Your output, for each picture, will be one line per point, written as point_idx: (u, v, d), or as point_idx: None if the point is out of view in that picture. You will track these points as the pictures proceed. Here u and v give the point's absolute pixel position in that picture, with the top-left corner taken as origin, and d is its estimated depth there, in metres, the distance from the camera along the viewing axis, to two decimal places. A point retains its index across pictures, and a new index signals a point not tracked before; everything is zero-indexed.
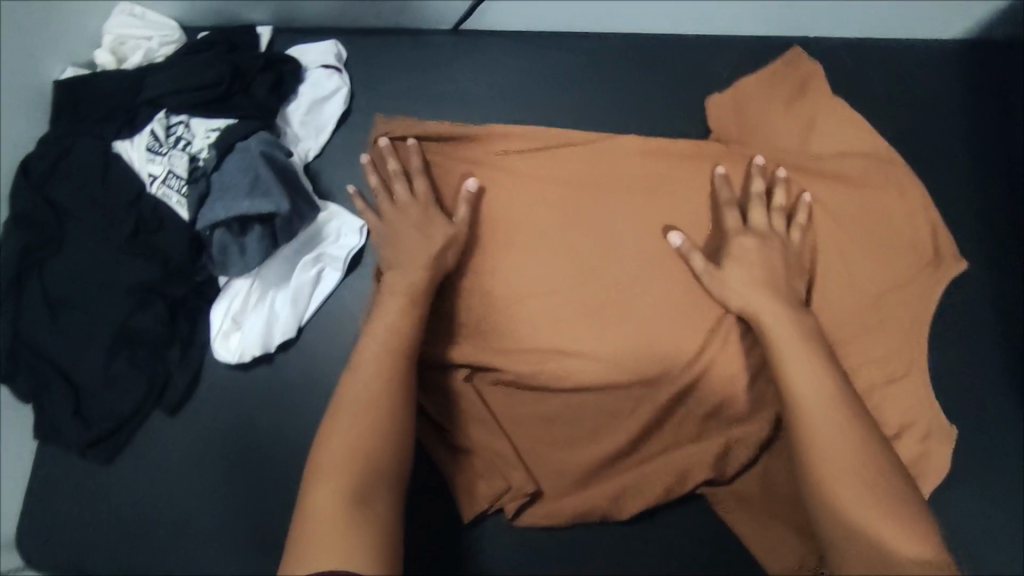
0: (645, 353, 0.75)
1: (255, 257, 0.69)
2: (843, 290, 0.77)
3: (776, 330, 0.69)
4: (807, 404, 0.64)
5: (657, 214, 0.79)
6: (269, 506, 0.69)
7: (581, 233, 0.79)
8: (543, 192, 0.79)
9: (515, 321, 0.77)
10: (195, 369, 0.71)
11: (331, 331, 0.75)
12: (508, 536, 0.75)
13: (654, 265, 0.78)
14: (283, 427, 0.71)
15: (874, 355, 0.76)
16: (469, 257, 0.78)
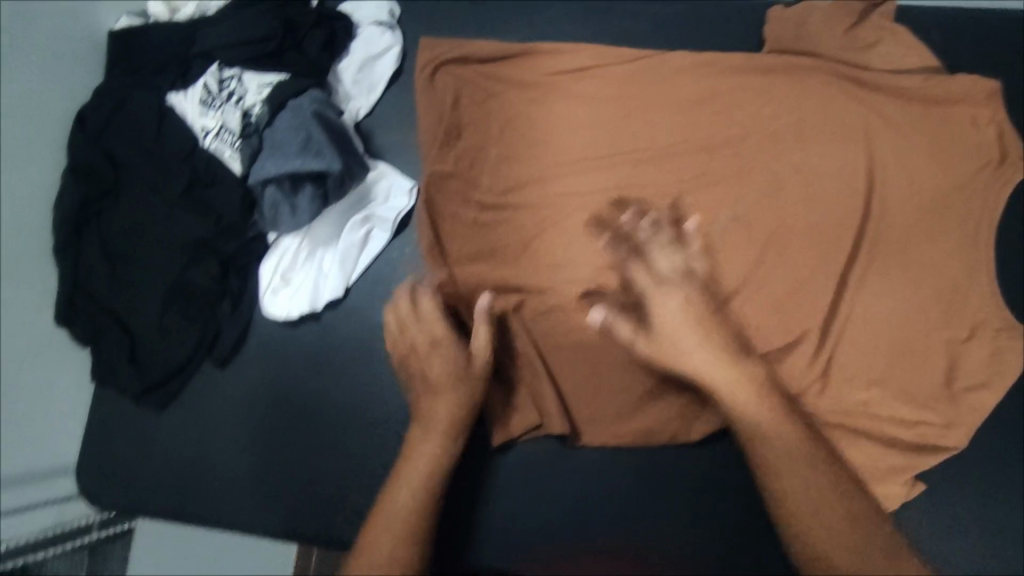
0: (695, 272, 0.72)
1: (306, 215, 0.72)
2: (899, 192, 0.72)
3: (728, 383, 0.61)
4: (774, 443, 0.57)
5: (700, 129, 0.76)
6: (310, 451, 0.76)
7: (628, 147, 0.77)
8: (589, 108, 0.78)
9: (550, 244, 0.76)
10: (246, 322, 0.77)
11: (378, 288, 0.78)
12: (547, 461, 0.73)
13: (704, 180, 0.75)
14: (326, 384, 0.77)
15: (932, 262, 0.70)
16: (521, 175, 0.78)
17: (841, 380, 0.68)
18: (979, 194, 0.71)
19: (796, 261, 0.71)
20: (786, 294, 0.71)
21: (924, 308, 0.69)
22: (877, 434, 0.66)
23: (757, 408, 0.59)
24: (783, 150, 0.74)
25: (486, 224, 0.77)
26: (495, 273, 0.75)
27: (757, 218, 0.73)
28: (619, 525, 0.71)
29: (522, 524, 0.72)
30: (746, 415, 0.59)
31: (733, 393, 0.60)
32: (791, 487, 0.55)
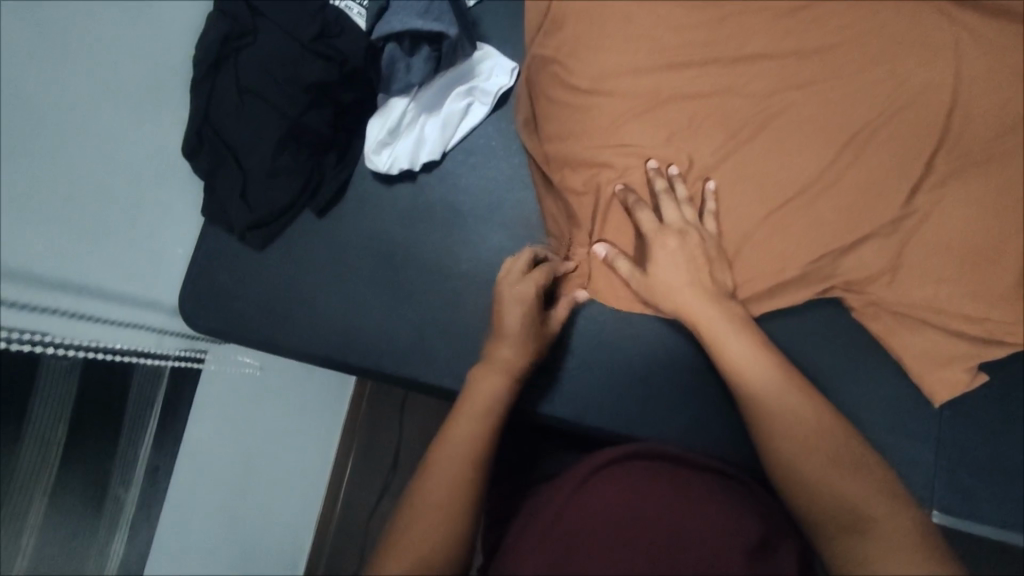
0: (776, 171, 0.75)
1: (418, 74, 0.79)
2: (989, 106, 0.73)
3: (722, 336, 0.69)
4: (762, 395, 0.65)
5: (795, 32, 0.76)
6: (396, 300, 0.83)
7: (716, 51, 0.78)
8: (677, 12, 0.78)
9: (635, 130, 0.77)
10: (348, 176, 0.85)
11: (471, 157, 0.86)
12: (624, 330, 0.82)
13: (794, 82, 0.76)
14: (418, 239, 0.84)
15: (1014, 172, 0.72)
16: (606, 69, 0.78)
17: (906, 274, 0.72)
18: None
19: (880, 163, 0.73)
20: (863, 194, 0.73)
21: (1001, 214, 0.71)
22: (943, 327, 0.72)
23: (750, 357, 0.68)
24: (883, 52, 0.74)
25: (579, 106, 0.79)
26: (583, 151, 0.78)
27: (843, 119, 0.74)
28: (668, 394, 0.81)
29: (604, 393, 0.81)
30: (737, 374, 0.67)
31: (723, 345, 0.69)
32: (771, 431, 0.63)
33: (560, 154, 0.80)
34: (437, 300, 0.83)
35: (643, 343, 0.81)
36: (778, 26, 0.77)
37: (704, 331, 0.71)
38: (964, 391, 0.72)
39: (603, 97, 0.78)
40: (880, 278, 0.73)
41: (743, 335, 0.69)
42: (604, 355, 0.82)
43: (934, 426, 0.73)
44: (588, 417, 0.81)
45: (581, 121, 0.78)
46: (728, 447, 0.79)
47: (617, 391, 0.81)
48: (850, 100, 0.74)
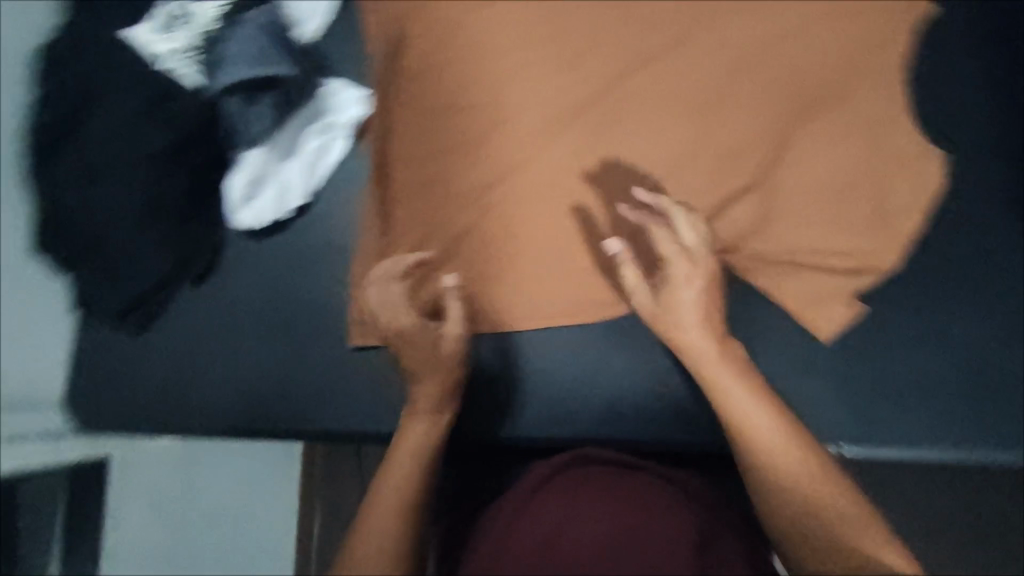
0: (634, 154, 0.76)
1: (267, 122, 0.78)
2: (820, 48, 0.75)
3: (721, 377, 0.62)
4: (764, 440, 0.58)
5: (627, 15, 0.78)
6: (291, 356, 0.80)
7: (555, 47, 0.78)
8: (512, 17, 0.79)
9: (492, 139, 0.78)
10: (219, 238, 0.82)
11: (341, 195, 0.84)
12: (570, 358, 0.77)
13: (635, 62, 0.77)
14: (302, 290, 0.82)
15: (856, 108, 0.74)
16: (452, 89, 0.79)
17: (777, 225, 0.74)
18: (892, 41, 0.75)
19: (727, 125, 0.75)
20: (718, 158, 0.75)
21: (849, 151, 0.74)
22: (821, 266, 0.73)
23: (755, 404, 0.60)
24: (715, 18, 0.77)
25: (436, 129, 0.80)
26: (445, 174, 0.79)
27: (687, 90, 0.76)
28: (613, 385, 0.76)
29: (555, 418, 0.76)
30: (739, 417, 0.59)
31: (725, 391, 0.61)
32: (769, 470, 0.57)
33: (427, 178, 0.80)
34: (335, 346, 0.80)
35: (574, 340, 0.77)
36: (610, 12, 0.78)
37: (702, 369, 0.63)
38: (854, 324, 0.73)
39: (458, 115, 0.79)
40: (755, 232, 0.74)
41: (744, 380, 0.62)
42: (539, 361, 0.77)
43: (837, 365, 0.73)
44: (544, 429, 0.76)
45: (440, 143, 0.80)
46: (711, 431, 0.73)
47: (558, 394, 0.76)
48: (694, 68, 0.76)
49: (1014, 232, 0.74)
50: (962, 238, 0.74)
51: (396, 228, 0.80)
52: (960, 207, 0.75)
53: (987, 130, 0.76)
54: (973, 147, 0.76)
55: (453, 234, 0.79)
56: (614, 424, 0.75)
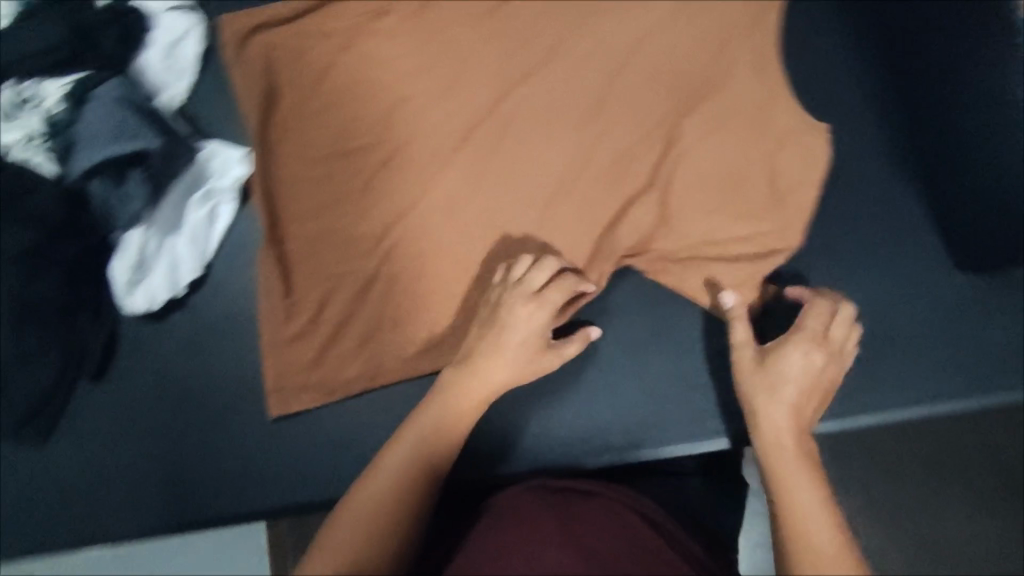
0: (526, 175, 0.76)
1: (139, 201, 0.72)
2: (686, 46, 0.77)
3: (786, 460, 0.55)
4: (811, 525, 0.50)
5: (496, 42, 0.79)
6: (208, 437, 0.76)
7: (431, 82, 0.78)
8: (384, 61, 0.79)
9: (384, 182, 0.77)
10: (112, 329, 0.78)
11: (236, 260, 0.79)
12: (601, 395, 0.73)
13: (512, 85, 0.78)
14: (209, 366, 0.77)
15: (731, 96, 0.75)
16: (337, 140, 0.78)
17: (676, 223, 0.74)
18: (755, 27, 0.77)
19: (611, 135, 0.76)
20: (607, 166, 0.75)
21: (733, 139, 0.75)
22: (726, 255, 0.73)
23: (812, 491, 0.52)
24: (577, 31, 0.78)
25: (325, 178, 0.78)
26: (341, 224, 0.77)
27: (566, 106, 0.77)
28: (619, 401, 0.73)
29: (569, 442, 0.72)
30: (788, 501, 0.52)
31: (783, 471, 0.54)
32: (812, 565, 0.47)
33: (322, 230, 0.77)
34: (253, 420, 0.76)
35: (609, 345, 0.74)
36: (479, 39, 0.79)
37: (767, 449, 0.56)
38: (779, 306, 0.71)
39: (346, 163, 0.78)
40: (658, 232, 0.74)
41: (808, 464, 0.54)
42: (540, 390, 0.73)
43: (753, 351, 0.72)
44: (546, 460, 0.72)
45: (331, 193, 0.78)
46: (688, 437, 0.71)
47: (561, 422, 0.73)
48: (567, 83, 0.77)
49: (899, 193, 0.74)
50: (864, 204, 0.74)
51: (298, 287, 0.77)
52: (857, 174, 0.75)
53: (857, 97, 0.76)
54: (848, 115, 0.76)
55: (358, 284, 0.76)
56: (619, 448, 0.72)
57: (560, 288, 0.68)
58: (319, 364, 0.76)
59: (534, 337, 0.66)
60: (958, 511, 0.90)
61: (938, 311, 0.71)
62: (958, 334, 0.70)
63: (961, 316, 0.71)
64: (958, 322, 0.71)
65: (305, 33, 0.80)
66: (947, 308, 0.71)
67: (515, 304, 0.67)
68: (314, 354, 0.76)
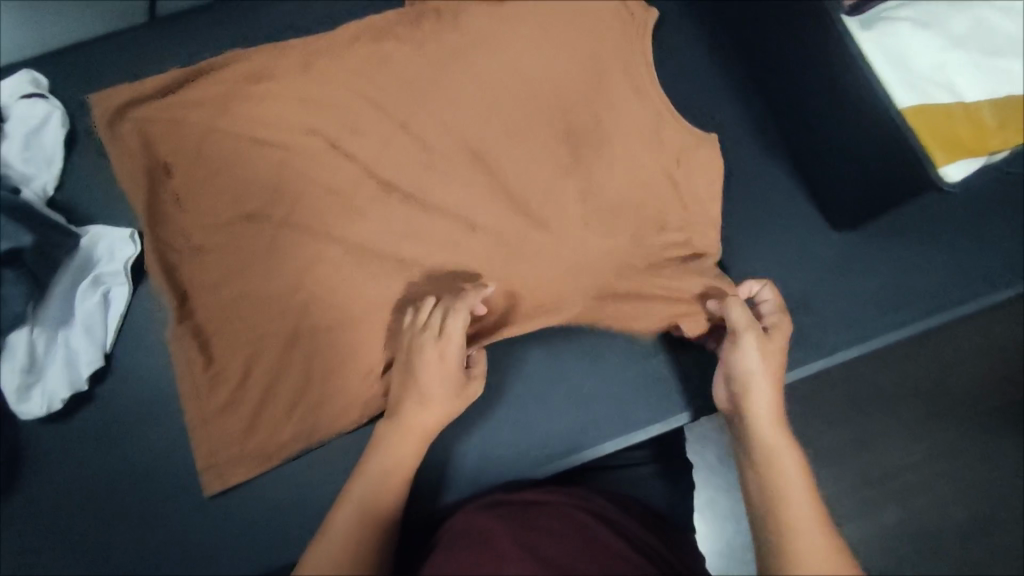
0: (428, 212, 0.78)
1: (19, 301, 0.66)
2: (558, 67, 0.80)
3: (775, 443, 0.57)
4: (799, 508, 0.52)
5: (377, 88, 0.80)
6: (141, 531, 0.72)
7: (317, 138, 0.78)
8: (265, 123, 0.78)
9: (285, 240, 0.76)
10: (14, 440, 0.73)
11: (140, 342, 0.76)
12: (538, 395, 0.76)
13: (399, 129, 0.79)
14: (131, 458, 0.74)
15: (605, 108, 0.80)
16: (229, 206, 0.77)
17: (575, 235, 0.78)
18: (618, 40, 0.81)
19: (502, 163, 0.79)
20: (502, 192, 0.79)
21: (615, 146, 0.79)
22: (625, 257, 0.78)
23: (798, 473, 0.55)
24: (449, 64, 0.80)
25: (223, 246, 0.76)
26: (247, 289, 0.75)
27: (454, 141, 0.79)
28: (551, 409, 0.75)
29: (510, 449, 0.74)
30: (778, 480, 0.54)
31: (772, 451, 0.57)
32: (794, 547, 0.49)
33: (228, 297, 0.75)
34: (187, 505, 0.73)
35: (534, 356, 0.76)
36: (357, 87, 0.80)
37: (757, 435, 0.58)
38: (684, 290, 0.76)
39: (242, 228, 0.77)
40: (560, 246, 0.78)
41: (794, 448, 0.57)
42: (474, 413, 0.74)
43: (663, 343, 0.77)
44: (491, 479, 0.73)
45: (231, 260, 0.76)
46: (621, 430, 0.74)
47: (499, 439, 0.74)
48: (450, 118, 0.80)
49: (774, 169, 0.79)
50: (745, 187, 0.79)
51: (212, 359, 0.74)
52: (733, 160, 0.80)
53: (718, 87, 0.82)
54: (713, 105, 0.81)
55: (276, 346, 0.75)
56: (558, 443, 0.74)
57: (461, 316, 0.69)
58: (250, 434, 0.73)
59: (451, 373, 0.67)
60: (888, 451, 0.97)
61: (830, 271, 0.76)
62: (848, 285, 0.75)
63: (851, 272, 0.75)
64: (847, 274, 0.75)
65: (179, 102, 0.78)
66: (835, 262, 0.76)
67: (425, 350, 0.67)
68: (243, 424, 0.74)
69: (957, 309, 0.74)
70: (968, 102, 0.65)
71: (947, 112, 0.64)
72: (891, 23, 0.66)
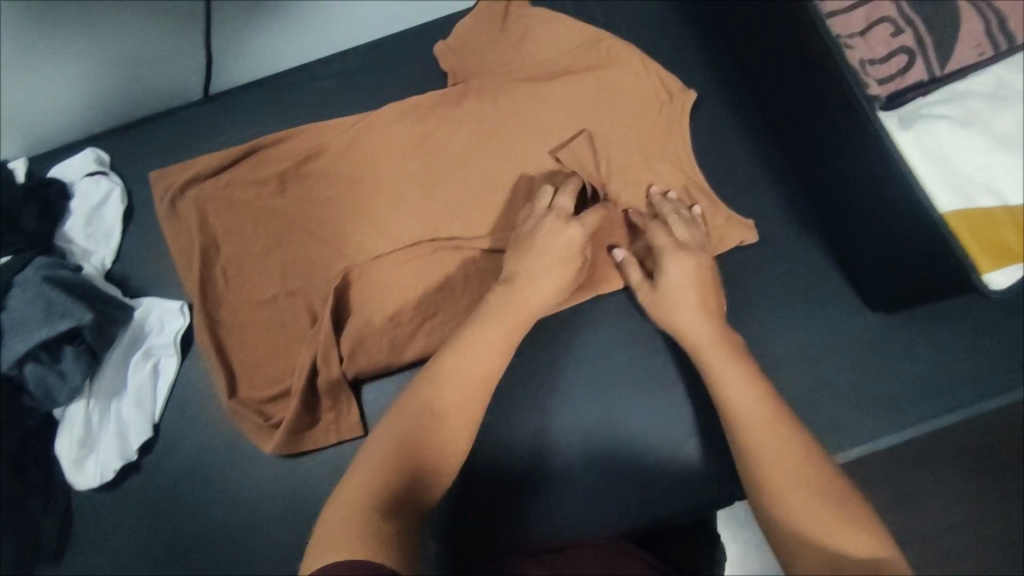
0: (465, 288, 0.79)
1: (77, 376, 0.71)
2: (599, 144, 0.82)
3: (727, 373, 0.64)
4: (766, 452, 0.57)
5: (417, 166, 0.82)
6: None
7: (359, 217, 0.81)
8: (313, 201, 0.82)
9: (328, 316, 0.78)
10: (65, 504, 0.77)
11: (185, 412, 0.79)
12: (553, 363, 0.78)
13: (438, 205, 0.82)
14: (171, 527, 0.76)
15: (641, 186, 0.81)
16: (274, 282, 0.80)
17: (612, 311, 0.79)
18: (654, 119, 0.83)
19: None
20: None
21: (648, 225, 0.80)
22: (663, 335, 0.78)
23: (753, 404, 0.60)
24: (486, 142, 0.83)
25: (269, 321, 0.79)
26: (290, 362, 0.78)
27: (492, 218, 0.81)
28: (574, 379, 0.77)
29: (535, 424, 0.76)
30: (744, 432, 0.59)
31: (722, 381, 0.63)
32: (778, 493, 0.54)
33: (272, 371, 0.78)
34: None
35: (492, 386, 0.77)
36: (397, 166, 0.83)
37: (715, 373, 0.64)
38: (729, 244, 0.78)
39: (287, 303, 0.80)
40: (600, 321, 0.79)
41: (749, 377, 0.63)
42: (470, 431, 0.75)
43: (634, 327, 0.78)
44: (504, 483, 0.74)
45: (276, 334, 0.79)
46: (612, 426, 0.75)
47: (493, 496, 0.73)
48: (485, 196, 0.82)
49: (811, 248, 0.78)
50: (781, 265, 0.78)
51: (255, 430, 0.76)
52: (772, 237, 0.79)
53: (752, 166, 0.82)
54: (749, 182, 0.82)
55: (318, 418, 0.76)
56: (584, 414, 0.76)
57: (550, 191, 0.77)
58: (289, 505, 0.76)
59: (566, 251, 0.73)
60: None
61: (866, 356, 0.75)
62: (885, 369, 0.74)
63: (887, 360, 0.74)
64: (884, 358, 0.74)
65: (233, 181, 0.82)
66: (872, 344, 0.75)
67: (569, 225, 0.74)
68: (284, 495, 0.76)
69: (994, 400, 0.73)
70: (1012, 205, 0.64)
71: (988, 215, 0.63)
72: (932, 120, 0.66)
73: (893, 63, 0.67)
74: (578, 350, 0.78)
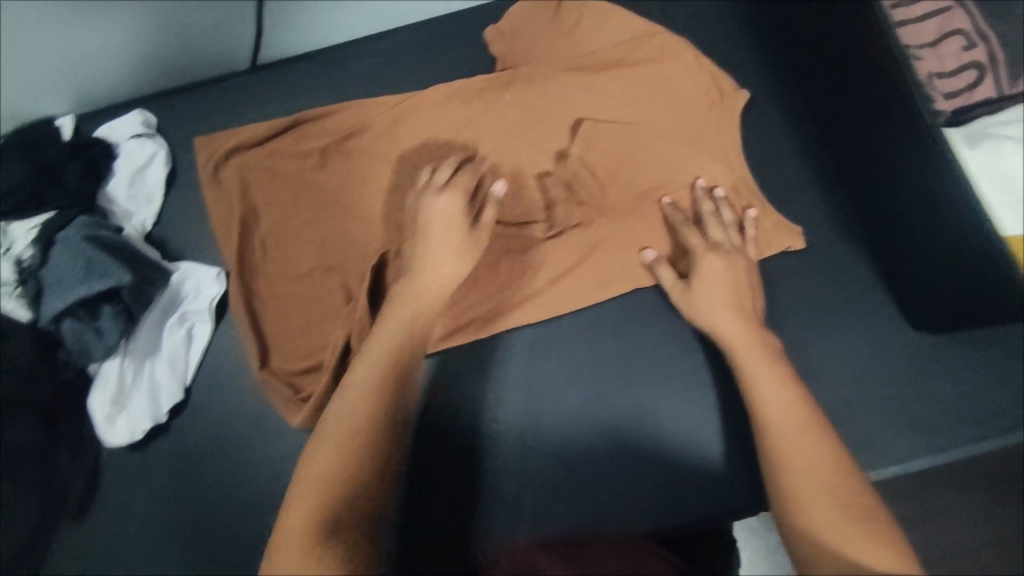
0: (505, 274, 0.79)
1: (113, 334, 0.72)
2: (646, 138, 0.80)
3: (765, 381, 0.63)
4: (797, 459, 0.56)
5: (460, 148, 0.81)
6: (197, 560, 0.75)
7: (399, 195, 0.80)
8: (352, 177, 0.81)
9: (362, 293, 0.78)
10: (93, 462, 0.78)
11: (216, 378, 0.79)
12: (587, 354, 0.77)
13: None
14: (195, 490, 0.77)
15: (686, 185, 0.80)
16: (311, 254, 0.80)
17: (647, 308, 0.78)
18: (704, 118, 0.82)
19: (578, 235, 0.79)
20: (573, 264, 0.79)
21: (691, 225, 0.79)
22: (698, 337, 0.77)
23: (790, 412, 0.60)
24: (533, 128, 0.81)
25: (305, 293, 0.79)
26: (323, 336, 0.78)
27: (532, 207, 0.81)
28: (583, 372, 0.77)
29: (562, 413, 0.75)
30: (774, 439, 0.59)
31: (757, 390, 0.63)
32: (804, 503, 0.53)
33: (307, 343, 0.78)
34: (241, 542, 0.75)
35: (523, 373, 0.77)
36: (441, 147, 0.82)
37: (751, 377, 0.64)
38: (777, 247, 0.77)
39: (322, 277, 0.80)
40: (637, 316, 0.78)
41: (785, 385, 0.62)
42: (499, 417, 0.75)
43: (670, 326, 0.77)
44: (529, 473, 0.73)
45: (312, 307, 0.79)
46: (637, 421, 0.75)
47: (519, 484, 0.73)
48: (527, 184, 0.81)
49: (857, 260, 0.77)
50: (824, 275, 0.77)
51: (286, 401, 0.76)
52: (817, 246, 0.78)
53: (802, 172, 0.81)
54: (796, 188, 0.80)
55: None
56: (596, 407, 0.75)
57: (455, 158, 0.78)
58: None
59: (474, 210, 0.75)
60: None
61: (904, 373, 0.73)
62: (923, 387, 0.73)
63: (924, 379, 0.73)
64: (922, 376, 0.73)
65: (276, 152, 0.83)
66: (911, 362, 0.74)
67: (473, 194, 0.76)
68: None
69: None
70: None
71: None
72: (998, 141, 0.69)
73: (962, 78, 0.68)
74: (613, 342, 0.78)
